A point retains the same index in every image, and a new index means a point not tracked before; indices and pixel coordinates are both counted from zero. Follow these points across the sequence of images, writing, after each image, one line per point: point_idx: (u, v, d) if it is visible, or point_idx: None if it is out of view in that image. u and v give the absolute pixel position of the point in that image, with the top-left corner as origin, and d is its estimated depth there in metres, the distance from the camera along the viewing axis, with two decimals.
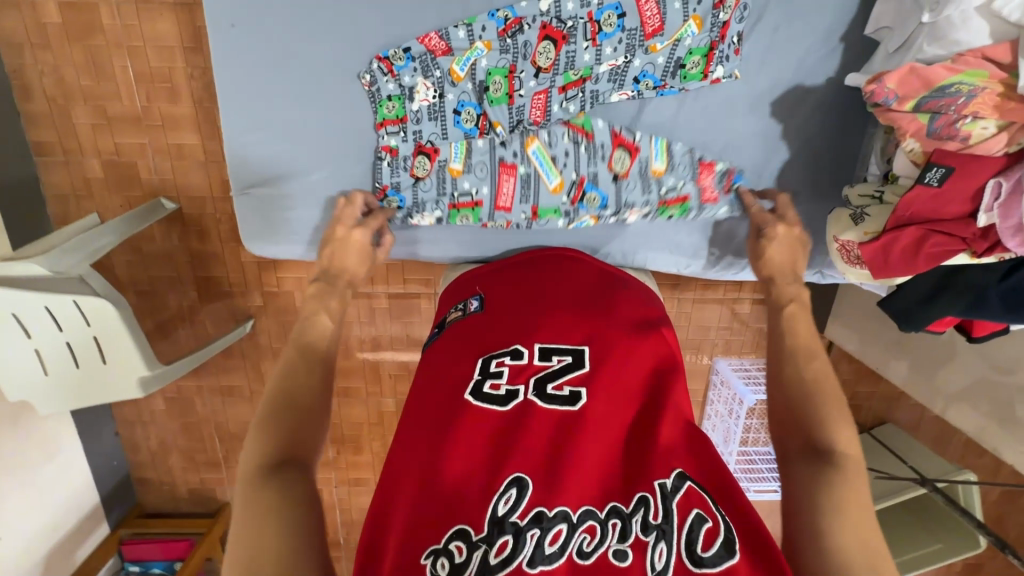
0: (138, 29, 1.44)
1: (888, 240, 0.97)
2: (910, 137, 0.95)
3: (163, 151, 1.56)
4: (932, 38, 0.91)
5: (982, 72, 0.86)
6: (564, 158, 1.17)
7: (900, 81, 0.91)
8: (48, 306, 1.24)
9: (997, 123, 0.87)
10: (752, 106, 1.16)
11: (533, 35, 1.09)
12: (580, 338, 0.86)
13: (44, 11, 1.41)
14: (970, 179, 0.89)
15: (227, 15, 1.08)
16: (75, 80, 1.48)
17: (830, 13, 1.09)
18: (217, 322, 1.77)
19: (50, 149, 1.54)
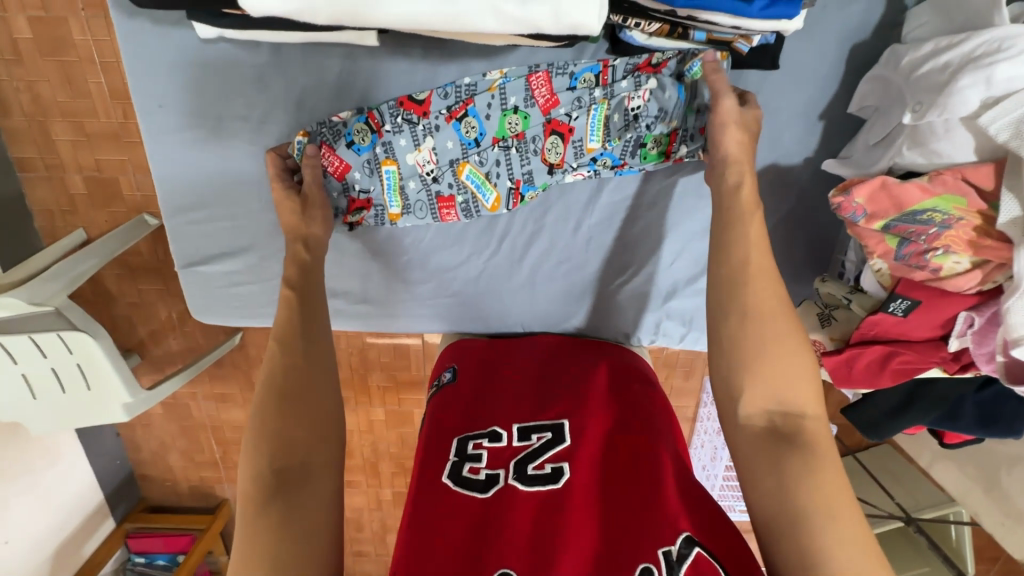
0: (110, 45, 1.39)
1: (852, 355, 0.95)
2: (877, 258, 0.90)
3: (145, 169, 1.54)
4: (912, 142, 0.83)
5: (959, 199, 0.79)
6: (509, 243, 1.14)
7: (869, 196, 0.86)
8: (30, 335, 1.26)
9: (971, 259, 0.81)
10: None
11: (484, 102, 1.02)
12: (556, 414, 0.88)
13: (14, 25, 1.37)
14: (936, 312, 0.87)
15: (154, 95, 1.04)
16: (51, 96, 1.44)
17: (813, 82, 0.98)
18: (207, 333, 1.79)
19: (32, 165, 1.53)
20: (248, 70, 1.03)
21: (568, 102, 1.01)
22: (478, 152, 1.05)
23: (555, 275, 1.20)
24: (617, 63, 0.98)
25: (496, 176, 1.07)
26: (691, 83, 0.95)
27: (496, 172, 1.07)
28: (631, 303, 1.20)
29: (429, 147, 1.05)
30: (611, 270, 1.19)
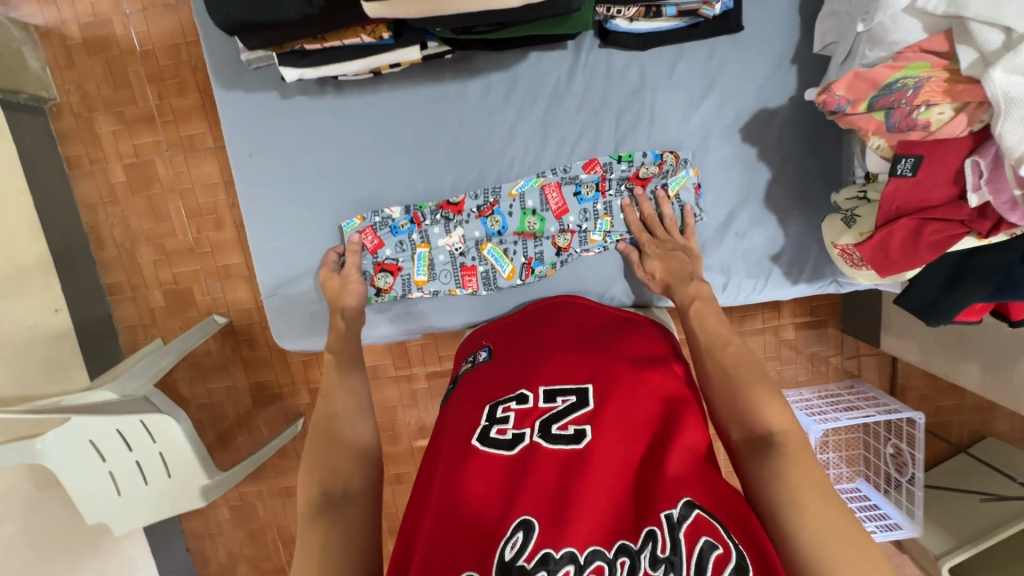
0: (187, 174, 1.67)
1: (882, 238, 0.90)
2: (874, 135, 0.89)
3: (213, 273, 1.74)
4: (872, 42, 0.87)
5: (924, 64, 0.82)
6: (513, 245, 1.13)
7: (848, 86, 0.87)
8: (118, 428, 1.34)
9: (952, 106, 0.81)
10: (724, 135, 1.10)
11: (498, 91, 1.08)
12: (582, 377, 0.80)
13: (113, 173, 1.68)
14: (944, 164, 0.85)
15: (244, 145, 1.10)
16: (139, 225, 1.71)
17: (780, 35, 1.05)
18: (271, 424, 1.86)
19: (120, 288, 1.75)
20: (305, 118, 1.09)
21: (580, 96, 1.08)
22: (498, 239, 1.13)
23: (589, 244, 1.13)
24: (611, 172, 1.10)
25: (514, 252, 1.13)
26: (675, 195, 1.10)
27: (514, 249, 1.13)
28: None
29: (460, 234, 1.12)
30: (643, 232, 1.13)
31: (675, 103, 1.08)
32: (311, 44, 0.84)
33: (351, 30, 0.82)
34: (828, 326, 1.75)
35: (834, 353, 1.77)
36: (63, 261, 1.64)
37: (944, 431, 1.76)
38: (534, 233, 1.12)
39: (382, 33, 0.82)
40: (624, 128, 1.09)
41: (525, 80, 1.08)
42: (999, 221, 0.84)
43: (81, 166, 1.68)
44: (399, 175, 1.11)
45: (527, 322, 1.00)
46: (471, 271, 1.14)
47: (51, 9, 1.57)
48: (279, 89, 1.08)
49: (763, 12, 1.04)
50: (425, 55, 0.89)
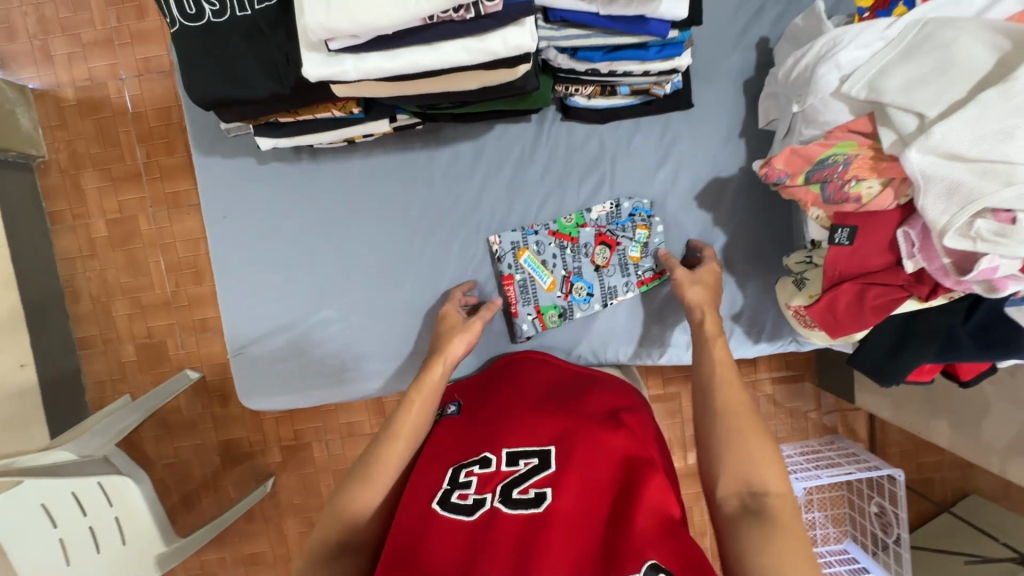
0: (169, 228, 1.69)
1: (828, 301, 0.90)
2: (812, 207, 0.91)
3: (188, 327, 1.72)
4: (806, 121, 0.90)
5: (851, 143, 0.84)
6: (552, 255, 1.11)
7: (785, 160, 0.89)
8: (74, 492, 1.29)
9: (879, 180, 0.83)
10: (680, 202, 1.09)
11: (466, 159, 1.09)
12: (546, 438, 0.78)
13: (95, 227, 1.70)
14: (877, 234, 0.86)
15: (221, 207, 1.10)
16: (116, 278, 1.71)
17: (728, 108, 1.06)
18: (239, 485, 1.78)
19: (91, 342, 1.73)
20: (274, 183, 1.10)
21: (544, 164, 1.09)
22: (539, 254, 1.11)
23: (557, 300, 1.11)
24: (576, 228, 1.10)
25: (553, 264, 1.11)
26: (637, 255, 1.10)
27: (553, 261, 1.11)
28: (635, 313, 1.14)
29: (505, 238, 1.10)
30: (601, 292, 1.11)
31: (633, 171, 1.09)
32: (284, 116, 0.87)
33: (322, 105, 0.85)
34: (804, 381, 1.76)
35: (814, 408, 1.77)
36: (35, 314, 1.62)
37: (927, 489, 1.74)
38: (572, 237, 1.10)
39: (353, 107, 0.86)
40: (586, 193, 1.10)
41: (492, 147, 1.09)
42: (937, 285, 0.85)
43: (63, 220, 1.69)
44: (363, 234, 1.11)
45: (495, 380, 1.00)
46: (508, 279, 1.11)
47: (49, 74, 1.64)
48: (256, 154, 1.09)
49: (710, 86, 1.06)
50: (395, 126, 0.93)
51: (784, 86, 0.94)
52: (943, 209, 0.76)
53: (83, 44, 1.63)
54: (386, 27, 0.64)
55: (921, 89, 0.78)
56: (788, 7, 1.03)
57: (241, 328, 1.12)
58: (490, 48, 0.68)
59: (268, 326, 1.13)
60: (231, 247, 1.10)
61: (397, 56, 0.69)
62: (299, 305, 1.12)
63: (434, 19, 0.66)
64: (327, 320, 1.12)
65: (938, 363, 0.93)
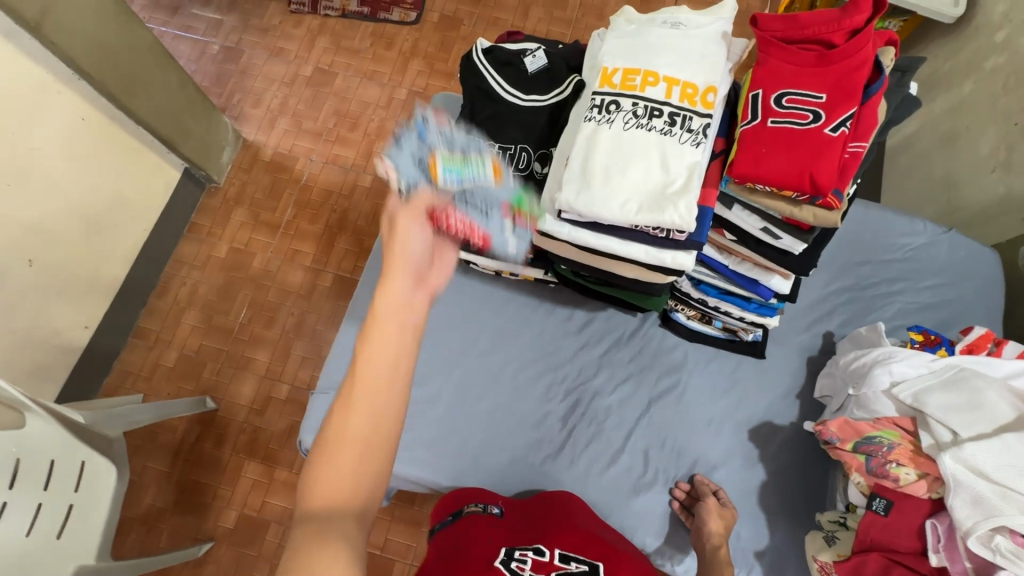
0: (273, 274, 1.92)
1: (857, 564, 0.92)
2: (855, 473, 0.96)
3: (233, 360, 1.82)
4: (859, 404, 1.03)
5: (895, 432, 0.95)
6: (476, 193, 0.90)
7: (839, 426, 0.99)
8: (53, 458, 1.22)
9: (917, 471, 0.91)
10: (731, 431, 1.17)
11: (573, 320, 1.23)
12: (596, 555, 0.78)
13: (216, 248, 1.95)
14: (911, 515, 0.91)
15: None
16: (204, 293, 1.89)
17: (788, 372, 1.21)
18: (174, 536, 1.64)
19: (145, 335, 1.84)
20: None
21: (633, 352, 1.21)
22: (464, 197, 0.89)
23: (607, 469, 1.13)
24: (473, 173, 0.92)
25: (475, 187, 0.90)
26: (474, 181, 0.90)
27: (472, 189, 0.90)
28: (669, 516, 1.11)
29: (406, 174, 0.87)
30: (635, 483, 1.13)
31: (702, 388, 1.19)
32: (475, 238, 1.07)
33: None
34: None
35: None
36: (124, 292, 1.78)
37: None
38: (497, 179, 0.93)
39: (527, 251, 1.07)
40: (659, 392, 1.19)
41: (600, 322, 1.24)
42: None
43: (197, 232, 1.97)
44: (450, 340, 1.21)
45: (543, 505, 0.99)
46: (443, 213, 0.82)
47: (263, 136, 2.10)
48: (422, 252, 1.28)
49: (777, 348, 1.22)
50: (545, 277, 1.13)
51: (841, 372, 1.10)
52: (971, 517, 0.84)
53: (299, 128, 2.11)
54: (605, 218, 0.78)
55: (956, 414, 0.92)
56: (852, 317, 1.24)
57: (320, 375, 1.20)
58: (663, 261, 0.81)
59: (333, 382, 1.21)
60: None
61: (602, 239, 0.82)
62: None
63: (639, 228, 0.79)
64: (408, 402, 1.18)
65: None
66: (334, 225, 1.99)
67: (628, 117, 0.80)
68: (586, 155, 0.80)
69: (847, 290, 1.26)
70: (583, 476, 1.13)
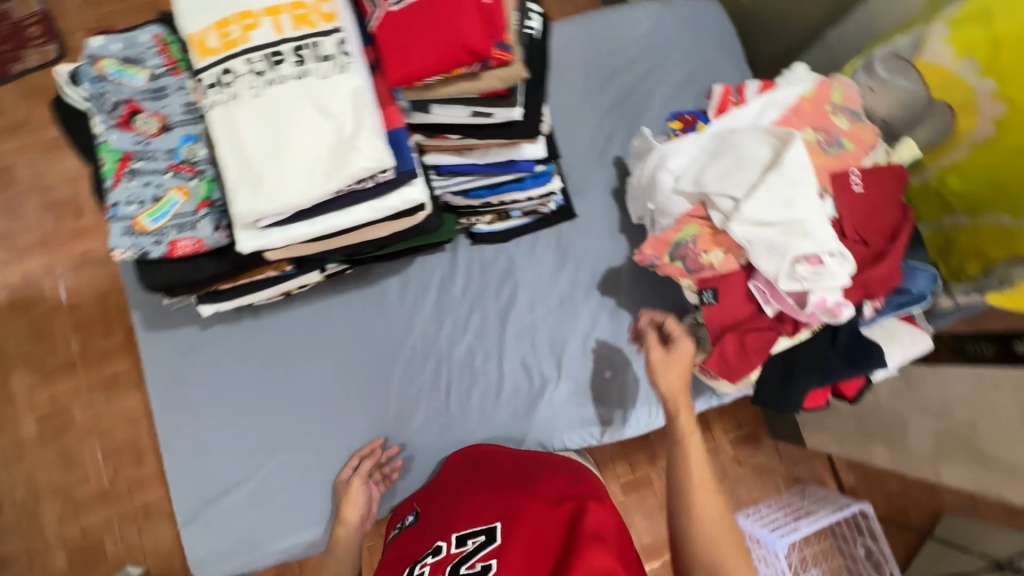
0: (106, 413, 1.64)
1: (719, 352, 0.97)
2: (684, 279, 1.01)
3: (128, 516, 1.60)
4: (660, 215, 1.04)
5: (693, 225, 0.98)
6: (150, 177, 0.86)
7: (651, 245, 1.01)
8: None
9: (721, 249, 0.97)
10: (584, 294, 1.18)
11: (397, 287, 1.17)
12: (491, 516, 0.76)
13: (22, 428, 1.62)
14: (733, 288, 0.97)
15: (168, 374, 1.09)
16: (46, 479, 1.60)
17: (604, 212, 1.21)
18: None
19: (13, 560, 1.55)
20: (199, 344, 1.11)
21: (464, 282, 1.18)
22: (147, 181, 0.86)
23: (500, 399, 1.14)
24: (135, 167, 0.86)
25: (153, 181, 0.86)
26: (137, 164, 0.86)
27: (151, 185, 0.85)
28: (571, 402, 1.14)
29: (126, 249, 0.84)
30: (533, 391, 1.14)
31: (539, 275, 1.18)
32: (225, 283, 0.93)
33: (260, 268, 0.93)
34: (758, 436, 1.83)
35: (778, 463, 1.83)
36: None
37: (904, 519, 1.79)
38: (134, 149, 0.86)
39: (284, 266, 0.95)
40: (505, 304, 1.17)
41: (421, 272, 1.18)
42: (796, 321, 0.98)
43: None
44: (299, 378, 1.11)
45: (451, 481, 0.93)
46: (175, 233, 0.85)
47: None
48: (201, 320, 1.12)
49: (585, 197, 1.22)
50: (326, 275, 1.02)
51: (637, 191, 1.10)
52: (774, 263, 0.91)
53: (16, 250, 1.70)
54: (303, 203, 0.74)
55: (729, 178, 0.95)
56: (630, 129, 1.25)
57: (191, 495, 1.06)
58: (393, 206, 0.79)
59: (207, 494, 1.06)
60: (168, 417, 1.08)
61: (320, 222, 0.78)
62: (246, 459, 1.08)
63: (344, 190, 0.76)
64: (282, 466, 1.08)
65: (826, 385, 0.99)
66: (134, 324, 1.70)
67: (248, 80, 0.76)
68: (241, 156, 0.75)
69: (615, 106, 1.26)
70: (485, 418, 1.13)
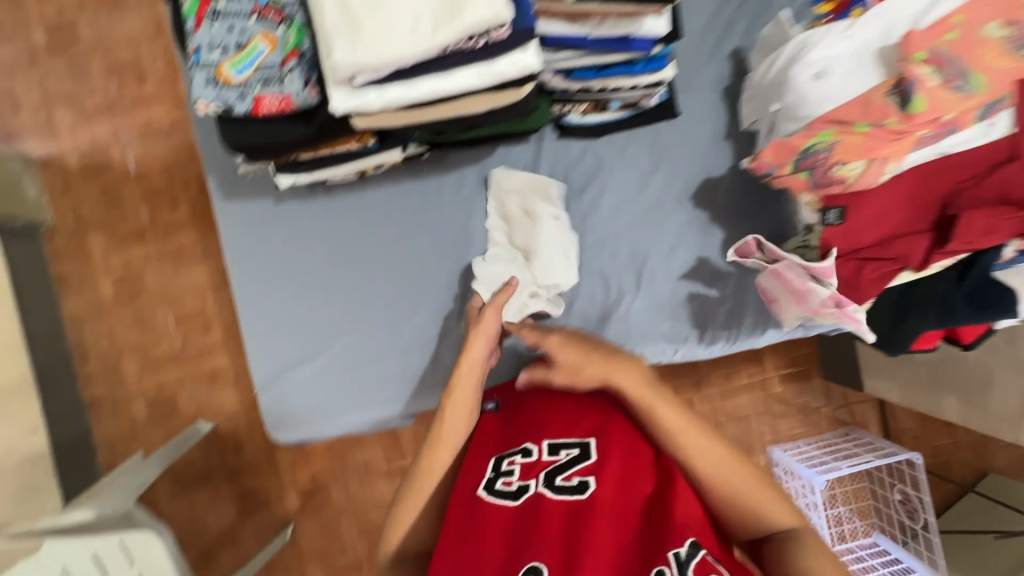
0: (176, 283, 1.72)
1: (828, 276, 0.97)
2: (804, 192, 0.96)
3: (198, 378, 1.73)
4: (785, 118, 0.94)
5: (830, 131, 0.88)
6: (235, 23, 0.83)
7: (773, 153, 0.94)
8: (64, 568, 1.23)
9: (862, 162, 0.89)
10: (678, 205, 1.14)
11: (475, 179, 1.12)
12: (585, 429, 0.79)
13: (101, 288, 1.72)
14: (865, 211, 0.92)
15: (241, 246, 1.10)
16: (125, 336, 1.72)
17: (708, 119, 1.13)
18: (257, 536, 1.74)
19: (100, 402, 1.72)
20: (272, 219, 1.10)
21: (547, 179, 1.12)
22: (230, 27, 0.83)
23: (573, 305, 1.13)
24: (219, 11, 0.84)
25: (237, 28, 0.83)
26: (222, 8, 0.84)
27: (235, 34, 0.83)
28: (649, 314, 1.13)
29: (211, 100, 0.81)
30: (607, 300, 1.13)
31: (628, 179, 1.13)
32: (306, 152, 0.91)
33: (343, 138, 0.90)
34: (810, 376, 1.79)
35: (824, 403, 1.79)
36: (45, 379, 1.62)
37: (946, 471, 1.76)
38: None
39: (367, 139, 0.91)
40: (589, 208, 1.13)
41: (500, 166, 1.12)
42: (927, 255, 0.91)
43: (70, 283, 1.71)
44: (370, 263, 1.11)
45: (524, 377, 0.96)
46: (262, 86, 0.82)
47: (52, 143, 1.70)
48: (275, 194, 1.10)
49: (692, 99, 1.13)
50: (406, 155, 0.98)
51: (762, 89, 1.00)
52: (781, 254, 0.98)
53: (86, 112, 1.70)
54: (405, 59, 0.71)
55: (858, 70, 0.86)
56: (755, 20, 1.11)
57: (263, 364, 1.10)
58: (499, 72, 0.75)
59: (279, 364, 1.10)
60: (242, 287, 1.10)
61: (417, 85, 0.75)
62: (316, 336, 1.10)
63: (450, 49, 0.73)
64: (350, 347, 1.11)
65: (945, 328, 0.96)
66: (200, 199, 1.72)
67: None
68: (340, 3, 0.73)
69: None
70: (556, 322, 1.14)
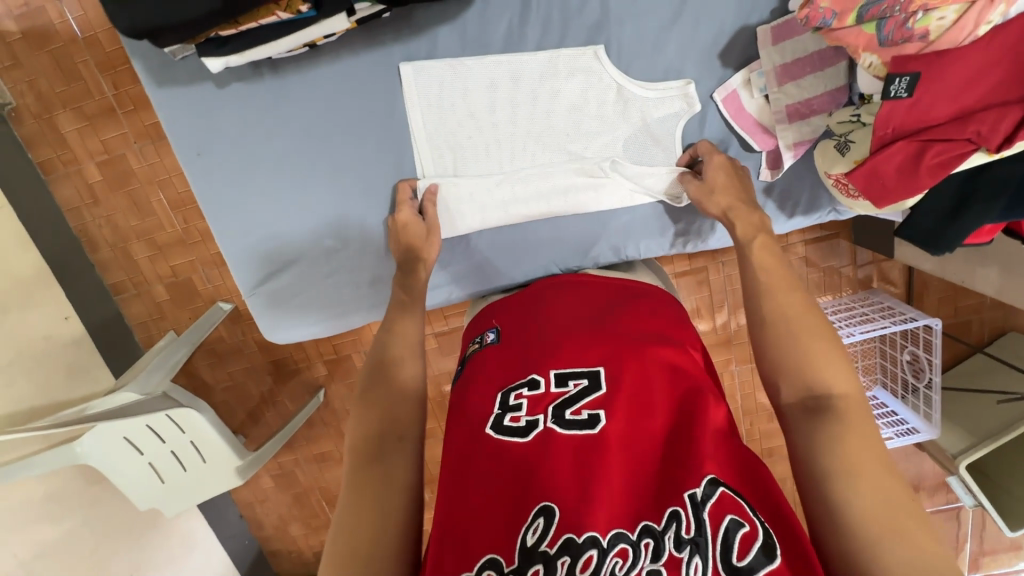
0: (161, 164, 1.63)
1: (874, 165, 0.88)
2: (865, 51, 0.86)
3: (208, 261, 1.74)
4: None
5: None
6: None
7: None
8: (127, 437, 1.39)
9: (955, 9, 0.76)
10: (700, 67, 1.04)
11: (447, 40, 0.98)
12: (593, 360, 0.87)
13: (88, 173, 1.64)
14: (940, 82, 0.79)
15: (191, 142, 0.99)
16: (126, 223, 1.69)
17: None
18: (295, 397, 1.91)
19: (123, 287, 1.76)
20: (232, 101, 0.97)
21: (537, 43, 0.99)
22: None
23: (562, 185, 1.08)
24: None
25: None
26: None
27: None
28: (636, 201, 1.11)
29: None
30: (591, 188, 1.09)
31: (643, 33, 1.00)
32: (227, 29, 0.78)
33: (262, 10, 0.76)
34: (836, 239, 1.68)
35: (848, 265, 1.71)
36: (62, 268, 1.64)
37: (964, 331, 1.72)
38: None
39: (299, 6, 0.76)
40: (582, 80, 1.02)
41: (474, 22, 0.97)
42: (1013, 135, 0.76)
43: (55, 168, 1.63)
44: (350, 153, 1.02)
45: (539, 303, 1.05)
46: None
47: None
48: (214, 79, 0.96)
49: None
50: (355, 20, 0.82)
51: None
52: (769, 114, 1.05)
53: None
54: None
55: None
56: None
57: (253, 263, 1.07)
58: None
59: (273, 259, 1.07)
60: (220, 184, 1.01)
61: None
62: (302, 233, 1.05)
63: None
64: (330, 252, 1.08)
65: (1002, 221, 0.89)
66: None
67: None
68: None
69: None
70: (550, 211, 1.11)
